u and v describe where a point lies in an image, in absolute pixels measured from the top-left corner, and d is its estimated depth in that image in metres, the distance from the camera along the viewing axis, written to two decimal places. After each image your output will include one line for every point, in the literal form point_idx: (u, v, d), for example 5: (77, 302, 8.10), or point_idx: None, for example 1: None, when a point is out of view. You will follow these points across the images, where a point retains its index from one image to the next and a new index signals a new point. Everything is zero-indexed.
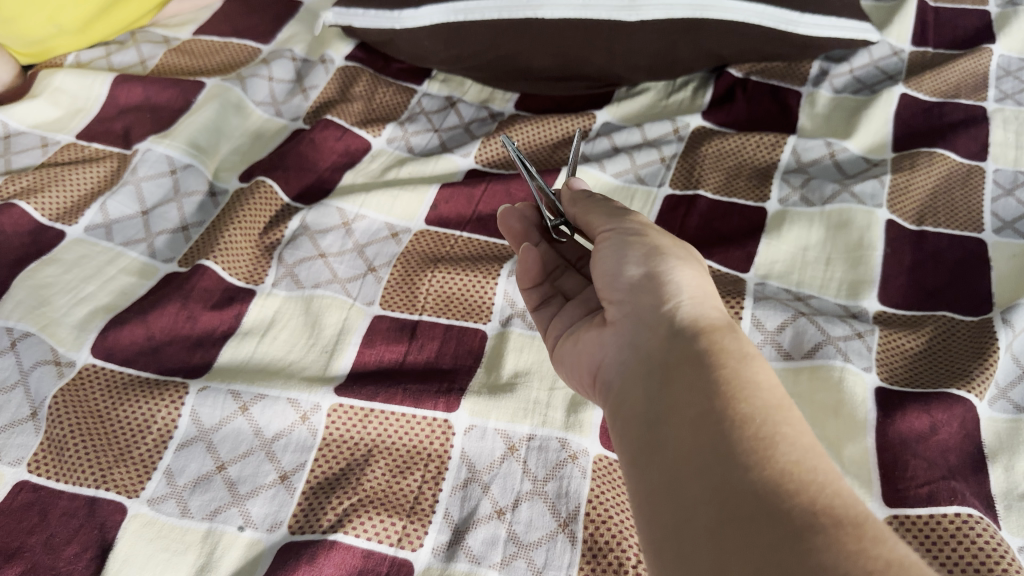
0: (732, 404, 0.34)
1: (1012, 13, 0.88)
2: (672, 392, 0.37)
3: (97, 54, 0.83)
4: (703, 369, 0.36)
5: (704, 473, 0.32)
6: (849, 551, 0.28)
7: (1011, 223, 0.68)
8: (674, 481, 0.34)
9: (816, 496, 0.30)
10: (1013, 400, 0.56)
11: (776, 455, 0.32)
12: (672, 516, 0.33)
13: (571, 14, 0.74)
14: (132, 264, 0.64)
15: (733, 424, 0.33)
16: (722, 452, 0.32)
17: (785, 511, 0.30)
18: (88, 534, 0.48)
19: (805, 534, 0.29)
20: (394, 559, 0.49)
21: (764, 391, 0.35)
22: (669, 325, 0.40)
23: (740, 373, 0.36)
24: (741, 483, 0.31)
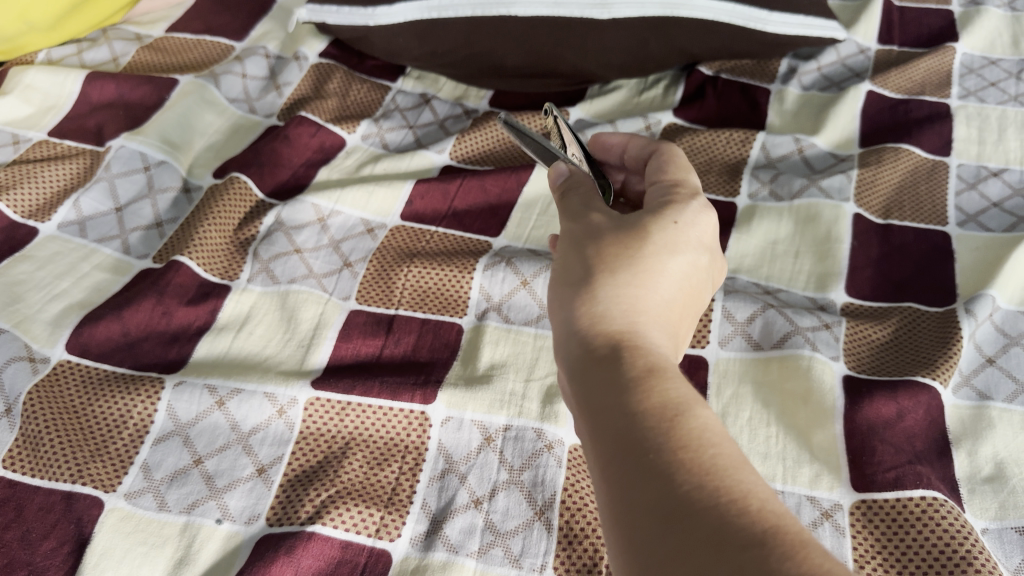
0: (670, 426, 0.33)
1: (974, 13, 0.90)
2: (603, 405, 0.36)
3: (69, 51, 0.82)
4: (634, 391, 0.35)
5: (651, 497, 0.31)
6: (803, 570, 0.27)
7: (974, 216, 0.69)
8: (616, 501, 0.33)
9: (761, 511, 0.30)
10: (976, 387, 0.57)
11: (720, 477, 0.31)
12: (618, 540, 0.32)
13: (543, 11, 0.75)
14: (106, 260, 0.64)
15: (674, 448, 0.32)
16: (666, 477, 0.31)
17: (726, 526, 0.29)
18: (65, 528, 0.48)
19: (757, 558, 0.28)
20: (373, 549, 0.49)
21: (700, 411, 0.34)
22: (597, 340, 0.39)
23: (673, 394, 0.35)
24: (689, 510, 0.30)
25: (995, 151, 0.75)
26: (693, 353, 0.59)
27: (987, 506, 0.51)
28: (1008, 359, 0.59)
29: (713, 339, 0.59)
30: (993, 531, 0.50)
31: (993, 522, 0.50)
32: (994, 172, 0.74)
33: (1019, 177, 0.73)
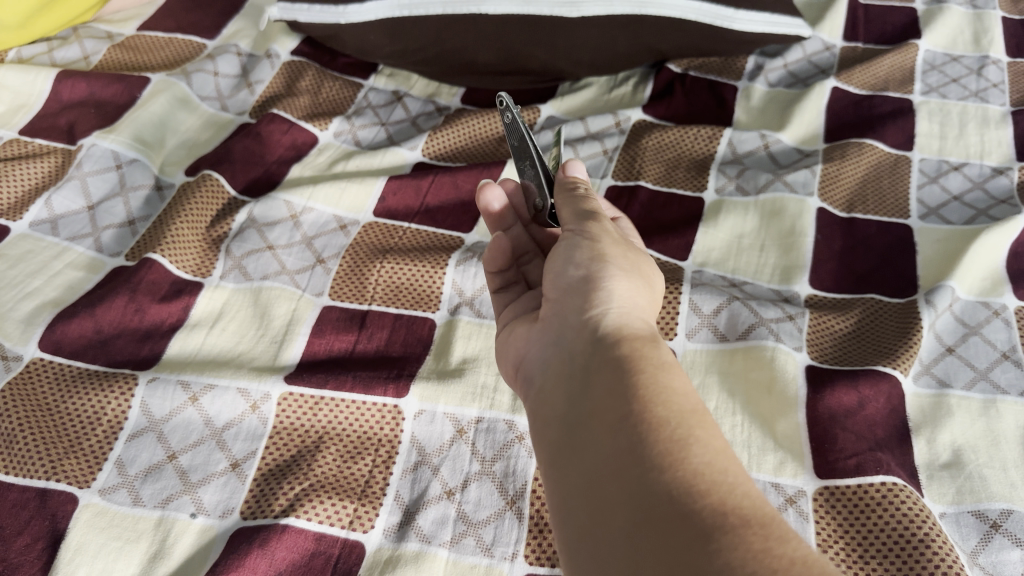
0: (649, 407, 0.35)
1: (937, 10, 0.92)
2: (591, 389, 0.38)
3: (39, 50, 0.82)
4: (622, 372, 0.37)
5: (621, 471, 0.34)
6: (755, 551, 0.29)
7: (935, 209, 0.71)
8: (590, 485, 0.35)
9: (726, 497, 0.32)
10: (936, 375, 0.59)
11: (688, 457, 0.33)
12: (589, 521, 0.34)
13: (513, 10, 0.76)
14: (79, 258, 0.64)
15: (649, 427, 0.34)
16: (637, 456, 0.34)
17: (692, 513, 0.31)
18: (39, 525, 0.49)
19: (713, 535, 0.30)
20: (346, 541, 0.50)
21: (680, 396, 0.36)
22: (593, 324, 0.41)
23: (657, 379, 0.37)
24: (655, 486, 0.32)
25: (956, 146, 0.77)
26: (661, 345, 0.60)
27: (945, 491, 0.52)
28: (967, 348, 0.61)
29: (681, 330, 0.60)
30: (951, 515, 0.51)
31: (950, 507, 0.52)
32: (955, 166, 0.75)
33: (979, 171, 0.75)
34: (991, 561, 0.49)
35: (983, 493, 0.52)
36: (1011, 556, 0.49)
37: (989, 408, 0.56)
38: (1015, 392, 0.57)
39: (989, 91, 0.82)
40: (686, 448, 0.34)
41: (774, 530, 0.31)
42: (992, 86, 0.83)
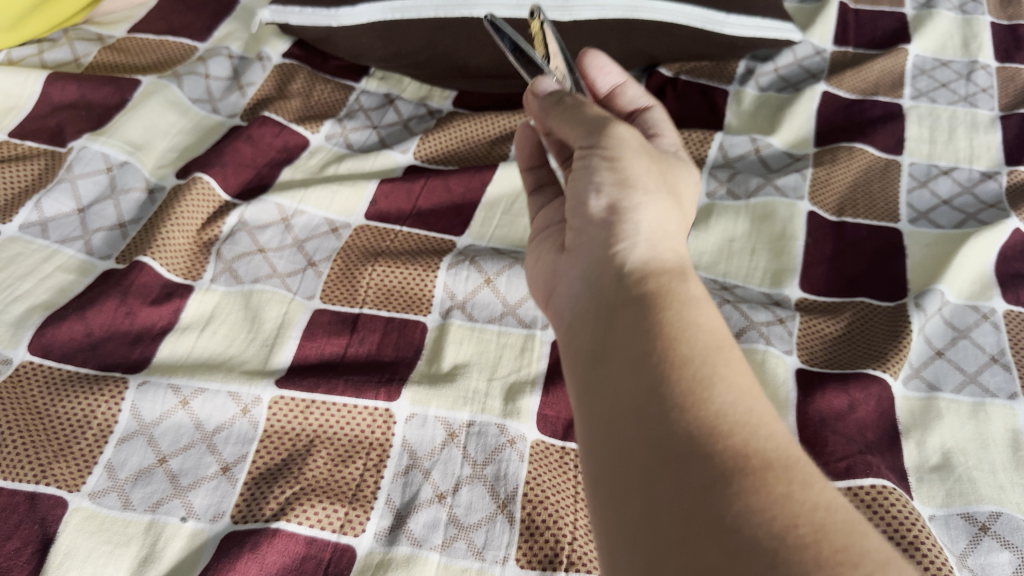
0: (671, 342, 0.33)
1: (926, 15, 0.92)
2: (614, 325, 0.36)
3: (30, 52, 0.82)
4: (644, 306, 0.36)
5: (640, 410, 0.32)
6: (775, 499, 0.28)
7: (925, 213, 0.72)
8: (610, 421, 0.34)
9: (748, 439, 0.30)
10: (925, 379, 0.59)
11: (711, 396, 0.32)
12: (607, 459, 0.33)
13: (506, 14, 0.76)
14: (69, 261, 0.64)
15: (671, 363, 0.33)
16: (657, 394, 0.32)
17: (711, 456, 0.29)
18: (28, 529, 0.48)
19: (732, 482, 0.28)
20: (337, 545, 0.50)
21: (705, 329, 0.34)
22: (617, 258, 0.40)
23: (682, 314, 0.35)
24: (674, 427, 0.31)
25: (945, 150, 0.78)
26: None
27: (935, 494, 0.53)
28: (956, 351, 0.61)
29: None
30: (940, 518, 0.51)
31: (940, 509, 0.52)
32: (944, 170, 0.76)
33: (968, 175, 0.75)
34: (980, 564, 0.49)
35: (972, 496, 0.52)
36: (1000, 558, 0.49)
37: (978, 411, 0.57)
38: (1003, 395, 0.58)
39: (978, 95, 0.83)
40: (707, 388, 0.32)
41: (795, 475, 0.29)
42: (981, 91, 0.84)
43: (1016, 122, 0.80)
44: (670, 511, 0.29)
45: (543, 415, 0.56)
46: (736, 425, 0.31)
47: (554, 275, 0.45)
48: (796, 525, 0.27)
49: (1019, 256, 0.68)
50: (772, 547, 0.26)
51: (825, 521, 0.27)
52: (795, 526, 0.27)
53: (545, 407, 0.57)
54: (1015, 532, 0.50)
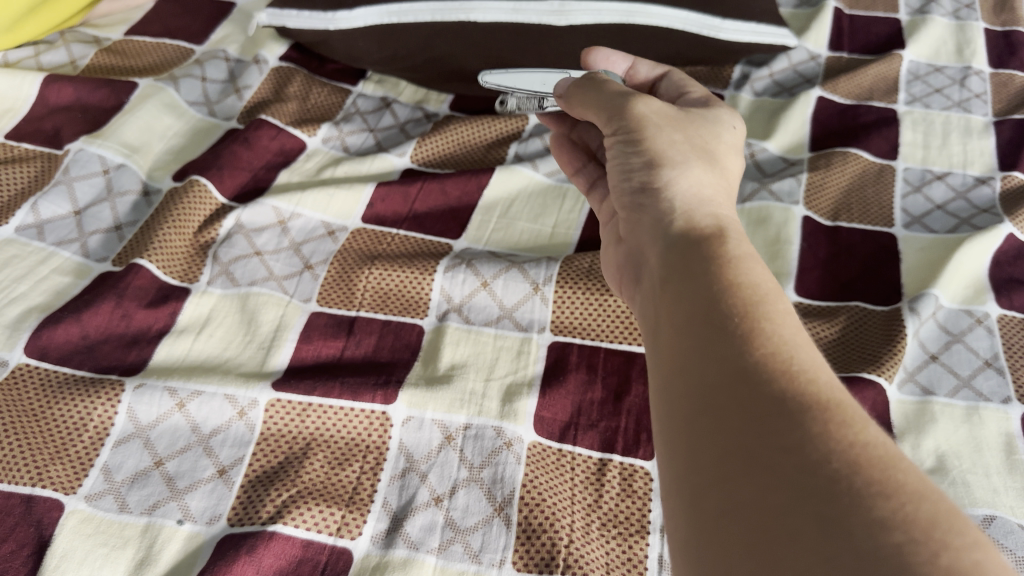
0: (728, 279, 0.36)
1: (920, 21, 0.93)
2: (670, 271, 0.39)
3: (26, 54, 0.82)
4: (701, 251, 0.39)
5: (693, 338, 0.35)
6: (822, 418, 0.30)
7: (919, 218, 0.72)
8: (667, 353, 0.36)
9: (797, 366, 0.32)
10: (919, 383, 0.59)
11: (764, 324, 0.34)
12: (662, 387, 0.35)
13: (503, 18, 0.77)
14: (65, 264, 0.64)
15: (727, 295, 0.35)
16: (712, 322, 0.35)
17: (762, 373, 0.32)
18: (25, 531, 0.48)
19: (781, 397, 0.31)
20: (333, 548, 0.50)
21: (759, 272, 0.37)
22: (670, 216, 0.43)
23: (738, 257, 0.38)
24: (725, 348, 0.33)
25: (939, 155, 0.78)
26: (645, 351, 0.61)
27: None
28: (950, 355, 0.61)
29: None
30: None
31: None
32: (938, 175, 0.76)
33: (962, 180, 0.75)
34: None
35: (966, 499, 0.52)
36: None
37: (972, 415, 0.57)
38: (997, 399, 0.58)
39: (972, 101, 0.84)
40: (763, 322, 0.34)
41: (838, 409, 0.30)
42: (974, 97, 0.84)
43: (1009, 127, 0.80)
44: (720, 435, 0.31)
45: (540, 417, 0.57)
46: (787, 361, 0.32)
47: (624, 252, 0.49)
48: (837, 452, 0.29)
49: (1012, 260, 0.68)
50: (811, 470, 0.28)
51: (863, 453, 0.28)
52: (842, 443, 0.29)
53: (542, 410, 0.57)
54: (1008, 536, 0.50)
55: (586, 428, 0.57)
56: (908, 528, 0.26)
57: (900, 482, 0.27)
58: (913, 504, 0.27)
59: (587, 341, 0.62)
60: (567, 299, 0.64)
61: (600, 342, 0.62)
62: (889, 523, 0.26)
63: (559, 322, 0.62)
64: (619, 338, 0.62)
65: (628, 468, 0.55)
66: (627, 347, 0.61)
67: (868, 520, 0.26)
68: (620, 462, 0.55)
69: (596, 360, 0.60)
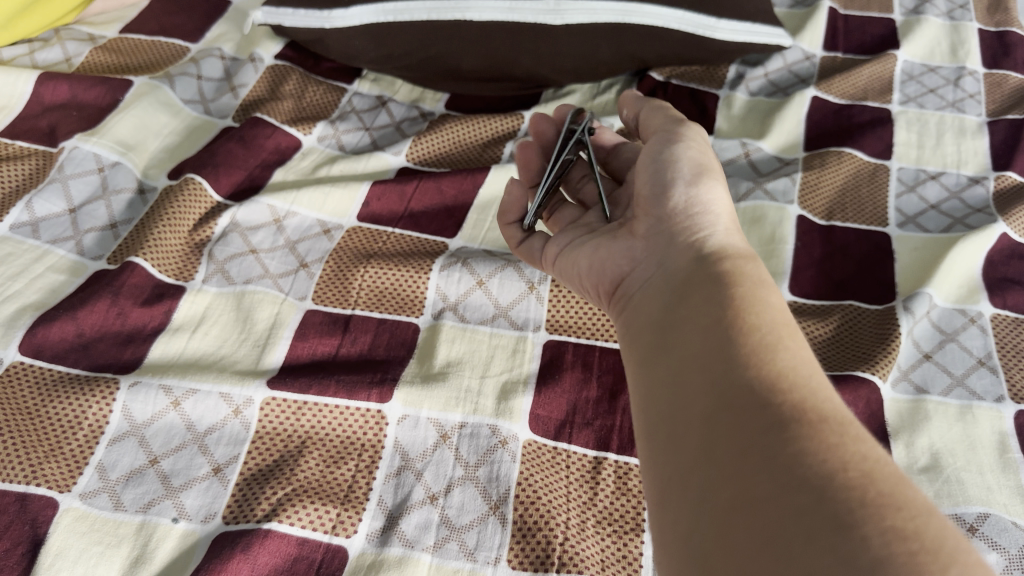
0: (743, 314, 0.40)
1: (915, 21, 0.93)
2: (687, 304, 0.43)
3: (21, 51, 0.81)
4: (719, 286, 0.43)
5: (707, 363, 0.38)
6: (828, 440, 0.33)
7: (913, 218, 0.72)
8: (678, 375, 0.40)
9: (805, 394, 0.35)
10: (913, 382, 0.60)
11: (775, 357, 0.37)
12: (671, 405, 0.39)
13: (498, 16, 0.76)
14: (60, 262, 0.63)
15: (741, 329, 0.39)
16: (725, 351, 0.38)
17: (771, 397, 0.35)
18: (19, 529, 0.48)
19: (787, 419, 0.34)
20: (328, 546, 0.50)
21: (773, 310, 0.41)
22: (697, 251, 0.47)
23: (756, 293, 0.42)
24: (737, 375, 0.37)
25: (933, 155, 0.78)
26: None
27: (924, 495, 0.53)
28: (944, 354, 0.61)
29: None
30: None
31: None
32: (932, 175, 0.76)
33: (955, 180, 0.76)
34: None
35: (960, 497, 0.53)
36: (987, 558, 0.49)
37: (965, 414, 0.57)
38: (990, 398, 0.58)
39: (965, 101, 0.84)
40: (773, 357, 0.37)
41: (848, 431, 0.33)
42: (968, 97, 0.84)
43: (1003, 127, 0.80)
44: (729, 450, 0.34)
45: (535, 415, 0.57)
46: (795, 390, 0.36)
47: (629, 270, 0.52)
48: (847, 469, 0.31)
49: (1006, 260, 0.68)
50: (822, 484, 0.31)
51: (862, 470, 0.31)
52: (843, 461, 0.32)
53: (537, 408, 0.57)
54: (1003, 533, 0.51)
55: (582, 426, 0.57)
56: (918, 539, 0.28)
57: (908, 499, 0.30)
58: (922, 518, 0.29)
59: (582, 339, 0.62)
60: (562, 298, 0.64)
61: (596, 341, 0.62)
62: (895, 531, 0.28)
63: (554, 321, 0.63)
64: (615, 336, 0.62)
65: (624, 466, 0.55)
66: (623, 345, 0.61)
67: (880, 527, 0.28)
68: (615, 460, 0.55)
69: (592, 358, 0.60)
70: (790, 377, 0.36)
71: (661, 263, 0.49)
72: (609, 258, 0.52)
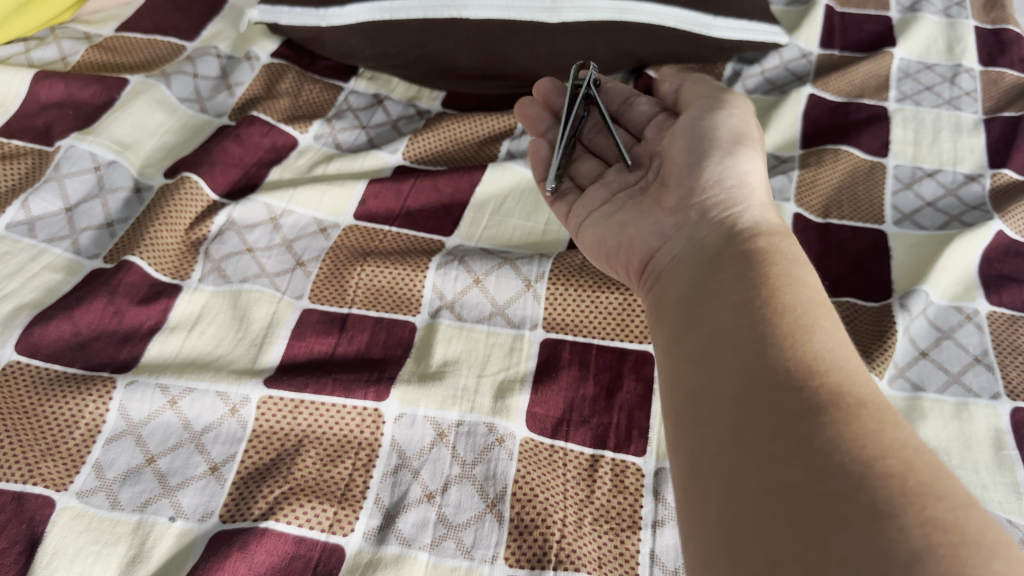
0: (778, 295, 0.40)
1: (911, 19, 0.93)
2: (717, 284, 0.43)
3: (16, 50, 0.81)
4: (750, 267, 0.42)
5: (739, 344, 0.38)
6: (865, 427, 0.33)
7: (910, 215, 0.72)
8: (705, 354, 0.39)
9: (841, 378, 0.35)
10: (909, 379, 0.60)
11: (809, 341, 0.37)
12: (699, 383, 0.39)
13: (494, 15, 0.76)
14: (56, 261, 0.63)
15: (775, 310, 0.39)
16: (759, 333, 0.38)
17: (808, 382, 0.35)
18: (15, 528, 0.48)
19: (823, 406, 0.34)
20: (326, 544, 0.50)
21: (808, 291, 0.41)
22: (732, 227, 0.47)
23: (788, 273, 0.42)
24: (772, 358, 0.36)
25: (929, 153, 0.78)
26: (637, 348, 0.61)
27: None
28: (940, 352, 0.62)
29: None
30: None
31: None
32: (929, 173, 0.76)
33: (952, 177, 0.76)
34: None
35: None
36: None
37: (961, 411, 0.57)
38: (986, 395, 0.58)
39: (962, 99, 0.84)
40: (807, 340, 0.37)
41: (885, 420, 0.33)
42: (964, 95, 0.84)
43: (999, 125, 0.81)
44: (764, 435, 0.33)
45: (532, 414, 0.57)
46: (835, 377, 0.35)
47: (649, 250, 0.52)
48: (883, 458, 0.31)
49: (1002, 257, 0.68)
50: (860, 471, 0.30)
51: (900, 460, 0.31)
52: (883, 448, 0.31)
53: (534, 406, 0.57)
54: None
55: (578, 424, 0.57)
56: (956, 531, 0.28)
57: (947, 489, 0.30)
58: (963, 510, 0.29)
59: (579, 337, 0.62)
60: (559, 296, 0.64)
61: (593, 339, 0.62)
62: (935, 521, 0.28)
63: (551, 319, 0.62)
64: (611, 334, 0.62)
65: (620, 464, 0.55)
66: (619, 343, 0.61)
67: (917, 518, 0.28)
68: (611, 458, 0.55)
69: (588, 356, 0.60)
70: (826, 364, 0.36)
71: (691, 245, 0.48)
72: (638, 236, 0.53)
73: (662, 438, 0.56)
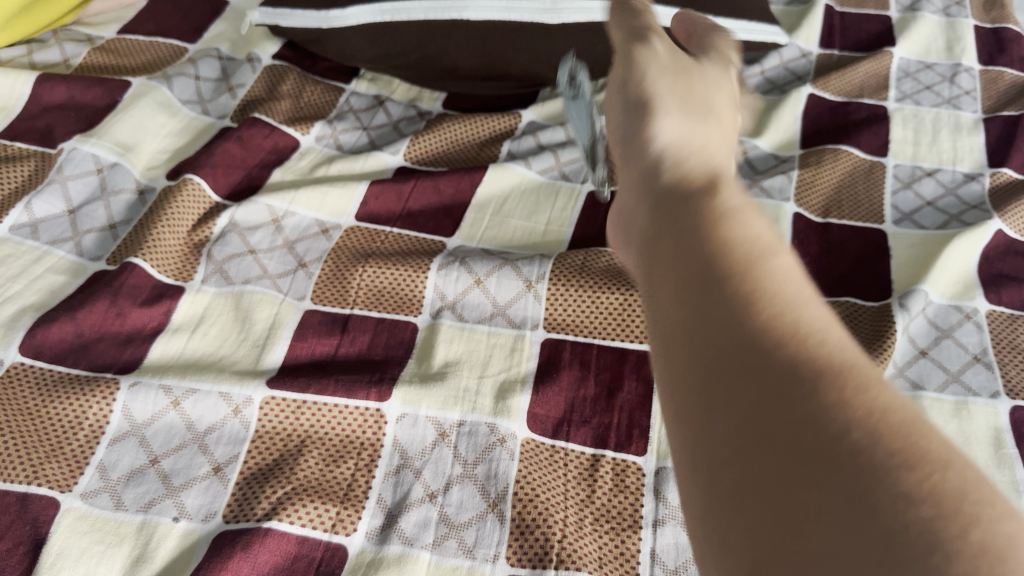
0: (722, 248, 0.30)
1: (911, 18, 0.93)
2: (654, 241, 0.34)
3: (19, 52, 0.82)
4: (684, 208, 0.33)
5: (703, 352, 0.27)
6: (832, 403, 0.24)
7: (909, 215, 0.72)
8: (672, 371, 0.28)
9: (801, 341, 0.26)
10: (909, 378, 0.60)
11: (765, 303, 0.27)
12: (685, 425, 0.27)
13: (495, 16, 0.78)
14: (59, 263, 0.64)
15: (718, 272, 0.29)
16: (719, 324, 0.27)
17: (769, 364, 0.25)
18: (20, 529, 0.49)
19: (806, 396, 0.24)
20: (328, 544, 0.50)
21: (744, 224, 0.31)
22: (653, 184, 0.37)
23: (727, 215, 0.32)
24: (727, 347, 0.27)
25: (929, 152, 0.79)
26: (636, 347, 0.61)
27: None
28: (939, 351, 0.62)
29: None
30: None
31: None
32: (928, 172, 0.77)
33: (951, 176, 0.76)
34: None
35: None
36: None
37: (961, 410, 0.58)
38: (986, 393, 0.59)
39: (961, 98, 0.84)
40: (763, 307, 0.27)
41: (851, 377, 0.25)
42: (964, 94, 0.85)
43: (998, 124, 0.81)
44: (738, 468, 0.24)
45: (533, 414, 0.57)
46: (792, 330, 0.26)
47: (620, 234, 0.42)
48: (848, 430, 0.23)
49: (1001, 256, 0.69)
50: (856, 469, 0.22)
51: (878, 423, 0.23)
52: (893, 448, 0.22)
53: (535, 406, 0.57)
54: None
55: (579, 424, 0.57)
56: (939, 500, 0.21)
57: (945, 451, 0.22)
58: (944, 471, 0.22)
59: (580, 338, 0.62)
60: (559, 297, 0.64)
61: (593, 338, 0.62)
62: (920, 502, 0.21)
63: (552, 319, 0.63)
64: (611, 334, 0.62)
65: (621, 463, 0.55)
66: (618, 343, 0.62)
67: (895, 491, 0.21)
68: (612, 457, 0.55)
69: (588, 355, 0.61)
70: (775, 306, 0.27)
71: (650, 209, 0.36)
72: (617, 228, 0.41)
73: (662, 437, 0.56)
